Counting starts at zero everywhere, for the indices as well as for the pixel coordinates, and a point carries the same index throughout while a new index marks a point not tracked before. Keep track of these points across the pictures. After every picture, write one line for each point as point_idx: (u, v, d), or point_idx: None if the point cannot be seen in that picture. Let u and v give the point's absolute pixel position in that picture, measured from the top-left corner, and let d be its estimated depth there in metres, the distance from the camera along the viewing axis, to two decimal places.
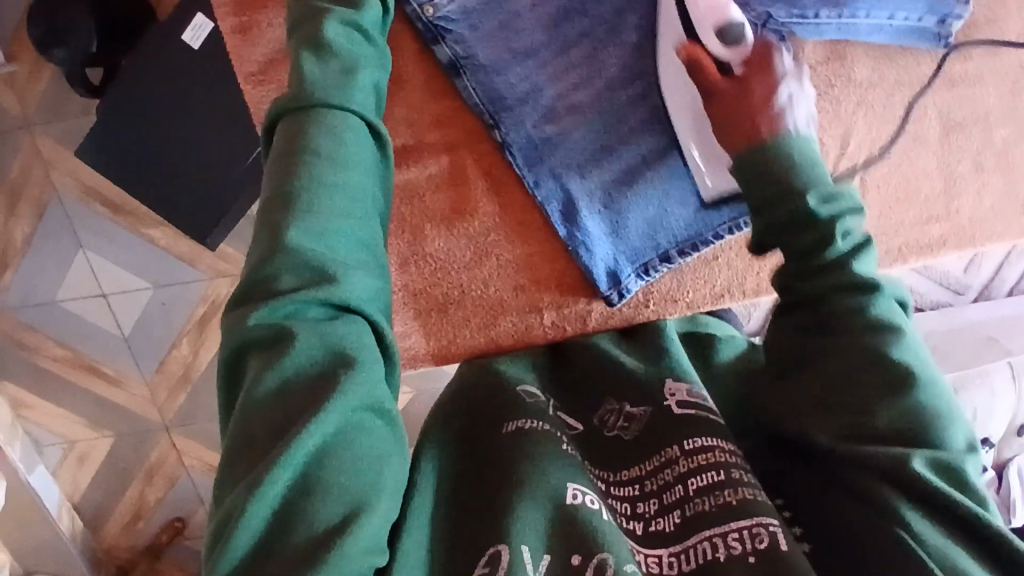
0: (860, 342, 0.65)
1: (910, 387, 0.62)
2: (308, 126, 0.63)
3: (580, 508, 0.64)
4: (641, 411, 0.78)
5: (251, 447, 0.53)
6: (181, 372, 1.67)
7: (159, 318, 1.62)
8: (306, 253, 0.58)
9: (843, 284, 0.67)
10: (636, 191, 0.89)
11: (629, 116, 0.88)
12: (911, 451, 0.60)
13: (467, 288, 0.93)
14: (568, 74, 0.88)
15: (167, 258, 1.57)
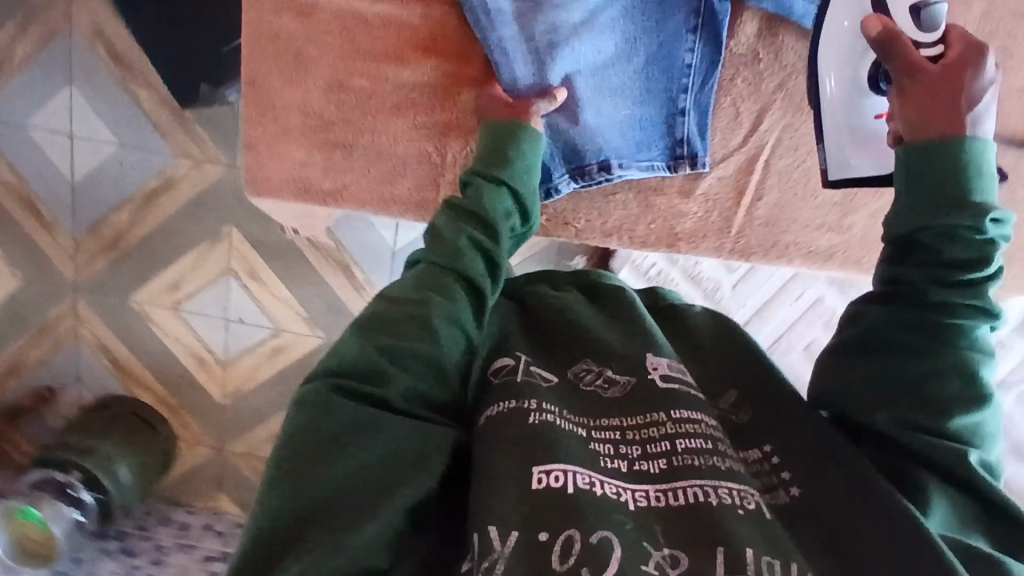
0: (960, 347, 0.57)
1: (983, 398, 0.57)
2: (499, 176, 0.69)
3: (563, 483, 0.52)
4: (624, 378, 0.63)
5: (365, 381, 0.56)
6: (112, 238, 1.64)
7: (112, 178, 1.60)
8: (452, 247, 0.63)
9: (960, 283, 0.58)
10: (586, 90, 0.86)
11: (589, 17, 0.81)
12: (953, 413, 0.57)
13: (374, 138, 0.83)
14: None
15: (143, 123, 1.56)
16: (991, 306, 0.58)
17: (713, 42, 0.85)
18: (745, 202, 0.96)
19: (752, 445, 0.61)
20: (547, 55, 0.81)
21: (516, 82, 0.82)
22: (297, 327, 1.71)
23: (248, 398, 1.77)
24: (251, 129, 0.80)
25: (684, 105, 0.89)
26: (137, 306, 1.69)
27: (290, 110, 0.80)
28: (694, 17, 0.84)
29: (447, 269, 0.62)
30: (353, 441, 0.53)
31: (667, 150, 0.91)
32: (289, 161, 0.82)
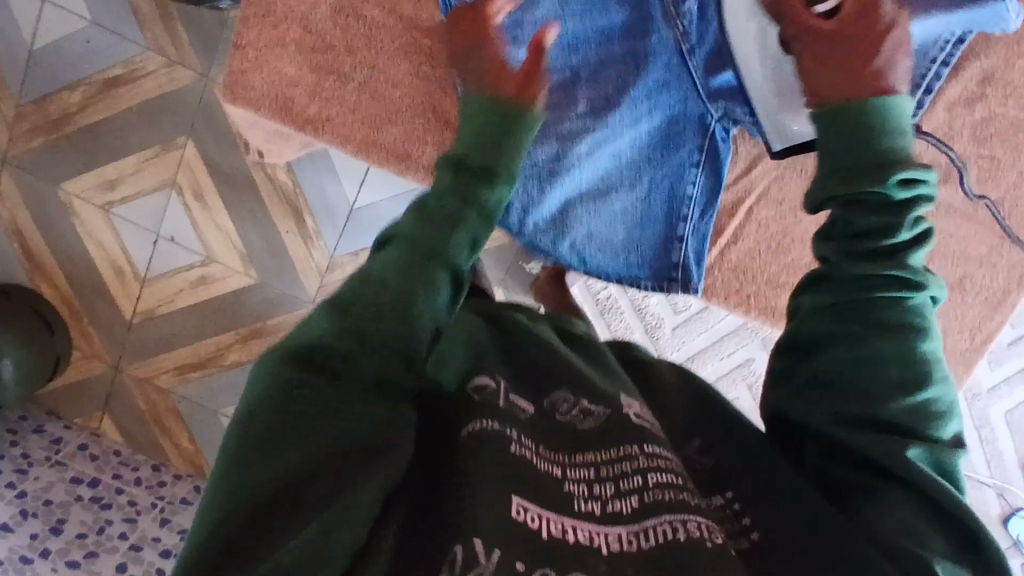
0: (888, 340, 0.51)
1: (915, 397, 0.50)
2: (484, 175, 0.57)
3: (539, 526, 0.41)
4: (601, 410, 0.51)
5: (319, 407, 0.43)
6: (56, 118, 1.51)
7: (73, 54, 1.48)
8: (421, 226, 0.52)
9: (893, 263, 0.51)
10: (584, 219, 0.82)
11: (625, 126, 0.78)
12: (888, 403, 0.50)
13: (373, 76, 0.75)
14: (596, 49, 0.76)
15: (123, 7, 1.46)
16: (917, 277, 0.51)
17: (716, 175, 0.80)
18: (719, 245, 0.83)
19: (718, 491, 0.53)
20: (545, 185, 0.79)
21: (511, 210, 0.80)
22: (231, 263, 1.62)
23: (160, 323, 1.66)
24: (245, 28, 0.73)
25: (682, 233, 0.81)
26: (66, 195, 1.56)
27: (291, 21, 0.73)
28: (699, 152, 0.79)
29: (430, 249, 0.51)
30: (336, 425, 0.43)
31: (656, 276, 0.83)
32: (278, 72, 0.74)
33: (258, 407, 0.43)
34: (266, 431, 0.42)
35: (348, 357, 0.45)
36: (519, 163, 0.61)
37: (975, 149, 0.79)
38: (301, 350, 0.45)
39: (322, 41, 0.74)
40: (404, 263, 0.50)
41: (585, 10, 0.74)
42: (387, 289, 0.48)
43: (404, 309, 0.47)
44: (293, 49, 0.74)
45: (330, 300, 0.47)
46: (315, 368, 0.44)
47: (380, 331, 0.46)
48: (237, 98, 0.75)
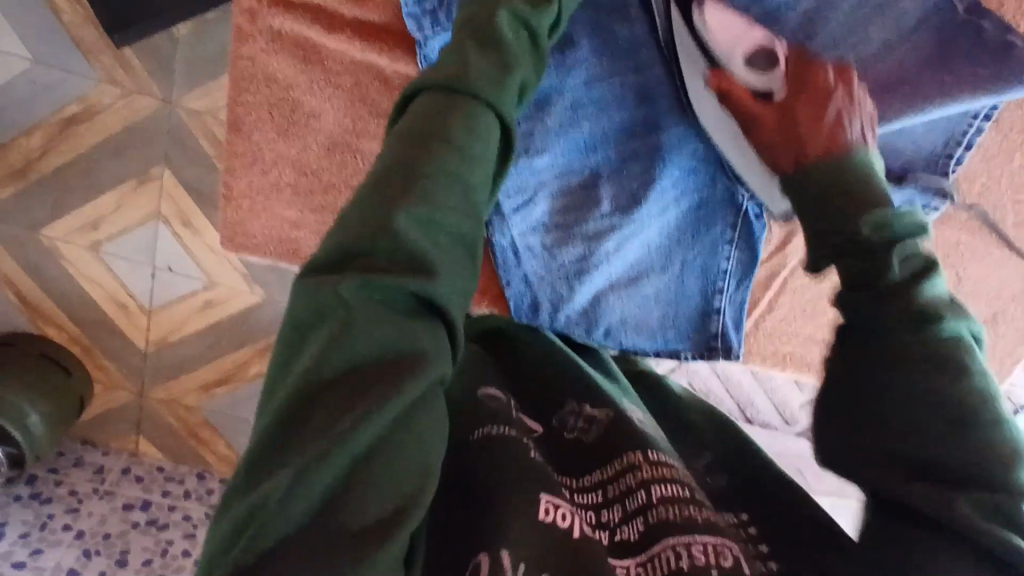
0: (922, 365, 0.43)
1: (962, 419, 0.42)
2: (464, 118, 0.49)
3: (569, 523, 0.48)
4: (604, 412, 0.59)
5: (355, 465, 0.41)
6: (20, 164, 1.42)
7: (18, 95, 1.36)
8: (401, 245, 0.45)
9: (903, 307, 0.44)
10: (618, 307, 0.76)
11: (656, 211, 0.71)
12: (945, 455, 0.42)
13: None
14: (623, 138, 0.68)
15: (61, 38, 1.32)
16: (936, 313, 0.44)
17: (751, 252, 0.75)
18: (754, 315, 0.81)
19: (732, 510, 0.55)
20: (575, 281, 0.74)
21: (541, 310, 0.74)
22: (233, 283, 1.56)
23: (176, 348, 1.62)
24: (233, 177, 0.67)
25: (719, 305, 0.77)
26: (47, 240, 1.50)
27: (283, 164, 0.67)
28: (731, 230, 0.74)
29: (408, 262, 0.45)
30: (357, 482, 0.41)
31: (697, 347, 0.80)
32: (278, 216, 0.69)
33: (291, 424, 0.42)
34: (299, 442, 0.41)
35: (353, 399, 0.41)
36: (506, 85, 0.52)
37: (1012, 197, 0.77)
38: (328, 284, 0.44)
39: (320, 180, 0.68)
40: (381, 291, 0.44)
41: (600, 110, 0.67)
42: (388, 320, 0.44)
43: (408, 342, 0.44)
44: (289, 192, 0.68)
45: (309, 299, 0.44)
46: (317, 407, 0.42)
47: (392, 378, 0.42)
48: (240, 245, 0.71)
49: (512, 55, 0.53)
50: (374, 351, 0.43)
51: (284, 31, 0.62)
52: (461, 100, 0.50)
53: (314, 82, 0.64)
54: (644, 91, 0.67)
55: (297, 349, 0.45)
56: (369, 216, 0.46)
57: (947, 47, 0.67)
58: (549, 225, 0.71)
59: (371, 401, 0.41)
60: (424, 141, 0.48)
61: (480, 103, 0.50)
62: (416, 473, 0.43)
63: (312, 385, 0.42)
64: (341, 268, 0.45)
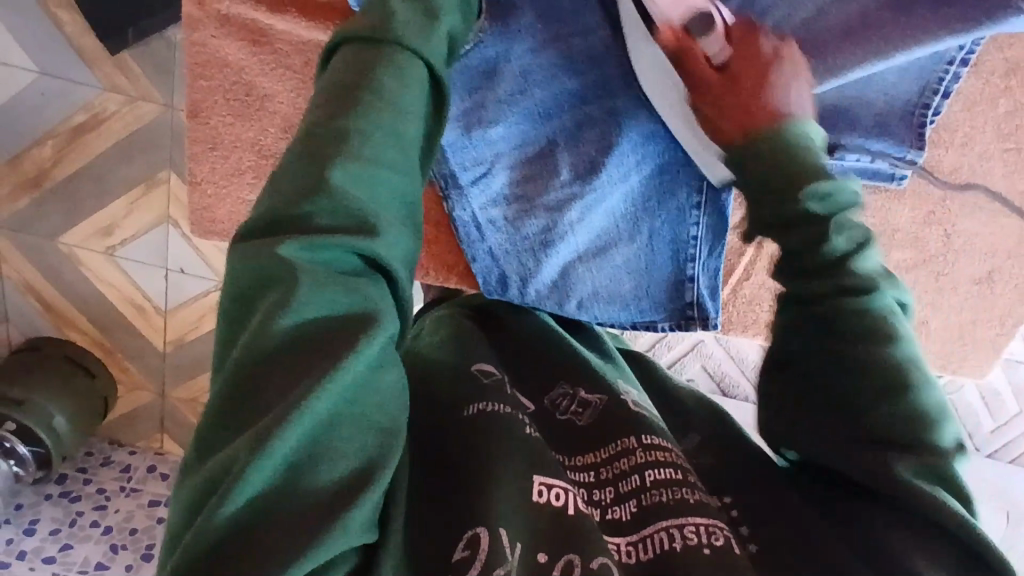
0: (841, 341, 0.47)
1: (881, 367, 0.46)
2: (386, 66, 0.45)
3: (564, 503, 0.46)
4: (599, 398, 0.55)
5: (314, 438, 0.37)
6: (35, 173, 1.48)
7: (29, 106, 1.41)
8: (338, 202, 0.41)
9: (837, 285, 0.48)
10: (585, 279, 0.75)
11: (616, 178, 0.70)
12: (871, 412, 0.46)
13: None
14: (577, 106, 0.68)
15: (64, 48, 1.36)
16: (863, 288, 0.47)
17: (720, 217, 0.73)
18: (730, 282, 0.80)
19: (722, 493, 0.52)
20: (540, 254, 0.73)
21: (509, 284, 0.74)
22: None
23: (191, 347, 1.65)
24: (198, 163, 0.70)
25: (692, 273, 0.75)
26: (65, 246, 1.55)
27: (242, 148, 0.69)
28: (698, 194, 0.72)
29: (351, 222, 0.41)
30: (317, 454, 0.37)
31: (672, 318, 0.77)
32: (247, 201, 0.71)
33: (240, 401, 0.38)
34: (252, 419, 0.37)
35: (303, 366, 0.37)
36: (431, 34, 0.48)
37: (999, 145, 0.74)
38: (267, 245, 0.40)
39: (280, 162, 0.69)
40: (325, 253, 0.40)
41: (549, 79, 0.66)
42: (333, 281, 0.40)
43: (359, 303, 0.40)
44: (251, 176, 0.70)
45: (250, 267, 0.40)
46: (267, 380, 0.37)
47: (342, 339, 0.38)
48: (210, 230, 0.73)
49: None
50: (326, 315, 0.39)
51: (231, 15, 0.62)
52: (385, 49, 0.46)
53: (264, 65, 0.65)
54: (594, 56, 0.66)
55: (241, 325, 0.40)
56: (305, 179, 0.42)
57: None
58: (508, 197, 0.71)
59: (323, 365, 0.37)
60: (348, 93, 0.44)
61: (406, 53, 0.46)
62: (380, 440, 0.39)
63: (259, 357, 0.38)
64: (280, 231, 0.41)
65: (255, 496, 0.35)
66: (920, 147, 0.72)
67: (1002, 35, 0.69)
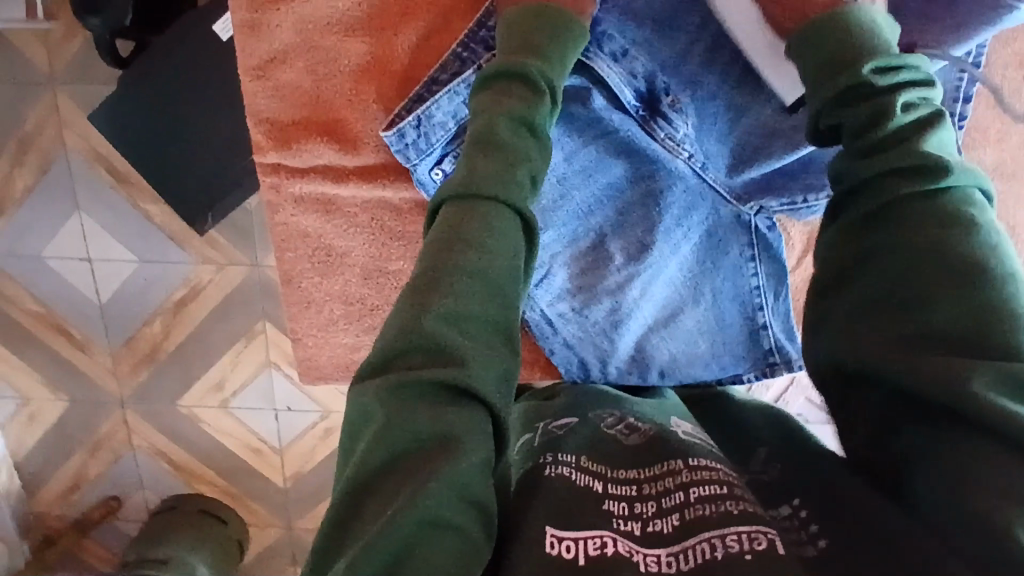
0: (918, 225, 0.45)
1: (959, 262, 0.43)
2: (479, 221, 0.48)
3: (574, 554, 0.43)
4: (648, 428, 0.57)
5: (396, 566, 0.38)
6: (148, 349, 1.65)
7: (136, 292, 1.59)
8: (428, 343, 0.43)
9: (908, 155, 0.46)
10: (662, 349, 0.78)
11: (667, 250, 0.75)
12: (936, 310, 0.43)
13: None
14: (616, 197, 0.74)
15: (157, 236, 1.53)
16: (941, 162, 0.46)
17: (777, 263, 0.75)
18: (805, 322, 0.82)
19: (786, 501, 0.48)
20: (612, 334, 0.78)
21: (590, 369, 0.79)
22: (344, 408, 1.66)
23: (309, 479, 1.74)
24: (296, 321, 0.79)
25: (764, 321, 0.76)
26: (184, 408, 1.70)
27: (332, 301, 0.78)
28: (750, 248, 0.75)
29: (436, 356, 0.43)
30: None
31: (755, 367, 0.78)
32: (344, 344, 0.80)
33: (338, 529, 0.40)
34: (348, 539, 0.40)
35: (392, 491, 0.40)
36: (512, 177, 0.51)
37: None
38: (373, 373, 0.44)
39: (366, 306, 0.78)
40: (412, 388, 0.42)
41: (586, 177, 0.73)
42: (421, 411, 0.41)
43: (443, 429, 0.41)
44: (344, 323, 0.79)
45: (357, 406, 0.43)
46: (365, 507, 0.40)
47: (424, 468, 0.40)
48: (317, 376, 0.82)
49: (518, 151, 0.52)
50: (413, 441, 0.41)
51: (304, 194, 0.73)
52: (481, 205, 0.49)
53: (339, 228, 0.74)
54: (627, 148, 0.72)
55: (345, 455, 0.44)
56: (399, 323, 0.45)
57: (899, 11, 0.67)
58: (572, 290, 0.77)
59: (405, 490, 0.39)
60: (447, 245, 0.47)
61: (495, 201, 0.49)
62: (461, 551, 0.40)
63: (354, 485, 0.41)
64: (380, 369, 0.44)
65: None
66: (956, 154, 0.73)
67: (1005, 32, 0.72)
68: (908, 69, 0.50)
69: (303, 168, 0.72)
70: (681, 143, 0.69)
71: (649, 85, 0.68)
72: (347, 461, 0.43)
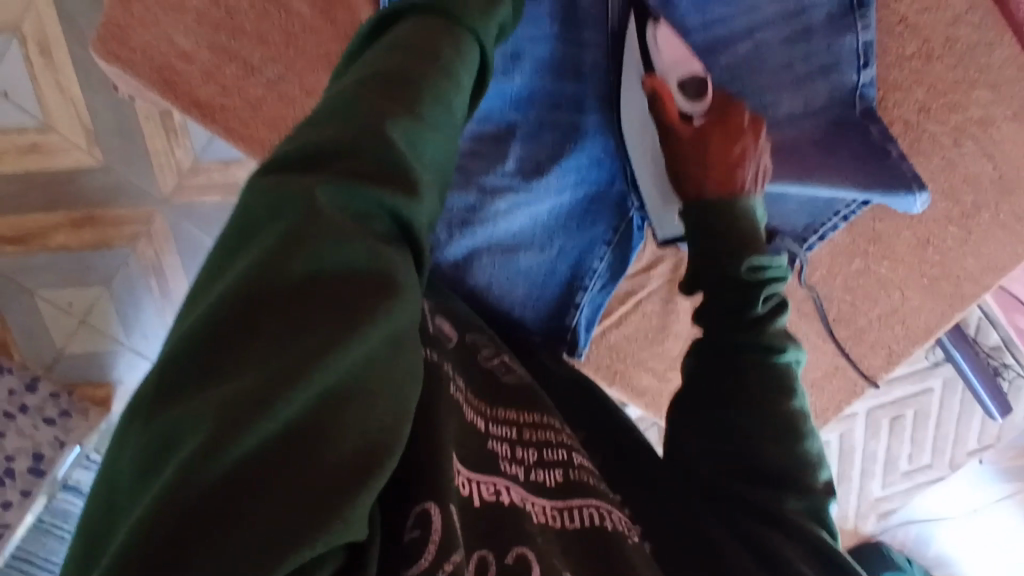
0: (759, 397, 0.52)
1: (789, 423, 0.52)
2: (452, 50, 0.41)
3: (471, 494, 0.37)
4: (524, 375, 0.55)
5: (313, 414, 0.29)
6: None
7: None
8: (383, 155, 0.35)
9: (768, 339, 0.54)
10: (492, 273, 0.74)
11: (560, 193, 0.74)
12: (768, 461, 0.51)
13: (282, 74, 0.66)
14: (545, 114, 0.70)
15: None
16: (782, 347, 0.54)
17: (621, 259, 0.79)
18: (603, 323, 0.85)
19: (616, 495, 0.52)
20: (460, 231, 0.72)
21: None
22: (72, 136, 1.13)
23: None
24: None
25: (580, 300, 0.79)
26: None
27: None
28: (612, 233, 0.78)
29: (387, 181, 0.35)
30: (317, 437, 0.28)
31: (545, 335, 0.79)
32: (174, 42, 0.63)
33: (207, 358, 0.29)
34: (228, 374, 0.28)
35: (302, 328, 0.29)
36: (491, 15, 0.45)
37: (841, 294, 0.88)
38: (304, 165, 0.34)
39: (231, 22, 0.64)
40: (356, 209, 0.34)
41: (537, 69, 0.67)
42: (360, 236, 0.33)
43: (381, 268, 0.33)
44: (192, 20, 0.63)
45: (254, 209, 0.33)
46: (255, 326, 0.29)
47: (356, 306, 0.31)
48: (111, 52, 0.63)
49: (462, 9, 0.43)
50: (340, 272, 0.32)
51: None
52: (454, 29, 0.42)
53: None
54: (576, 68, 0.68)
55: (225, 253, 0.32)
56: (340, 136, 0.35)
57: (835, 135, 0.73)
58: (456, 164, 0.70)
59: (327, 329, 0.30)
60: (415, 58, 0.39)
61: (469, 36, 0.43)
62: (384, 418, 0.31)
63: (250, 301, 0.30)
64: (299, 170, 0.34)
65: (221, 476, 0.26)
66: (787, 270, 0.83)
67: (878, 209, 0.83)
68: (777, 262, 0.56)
69: None
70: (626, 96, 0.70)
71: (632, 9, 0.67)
72: (222, 279, 0.31)
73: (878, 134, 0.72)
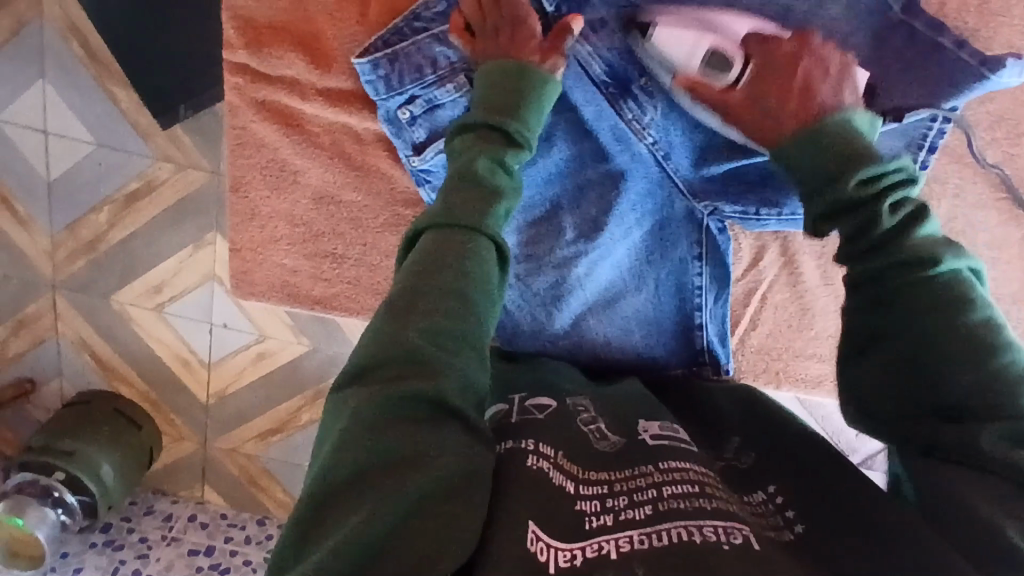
0: (913, 296, 0.48)
1: (961, 326, 0.47)
2: (461, 249, 0.49)
3: (547, 557, 0.40)
4: (619, 436, 0.55)
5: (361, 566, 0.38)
6: (90, 238, 1.28)
7: (90, 179, 1.23)
8: (409, 355, 0.45)
9: (905, 254, 0.49)
10: (599, 331, 0.75)
11: (631, 249, 0.77)
12: (944, 371, 0.47)
13: (366, 250, 0.77)
14: (580, 179, 0.75)
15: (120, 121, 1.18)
16: (936, 255, 0.48)
17: (722, 266, 0.75)
18: (738, 332, 0.83)
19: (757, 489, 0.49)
20: (553, 307, 0.75)
21: (522, 334, 0.75)
22: (283, 335, 1.33)
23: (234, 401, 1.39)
24: (235, 231, 0.77)
25: (701, 321, 0.74)
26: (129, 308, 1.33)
27: (278, 219, 0.76)
28: (697, 245, 0.76)
29: (416, 369, 0.44)
30: None
31: (684, 366, 0.74)
32: (281, 263, 0.78)
33: (299, 536, 0.40)
34: (312, 547, 0.39)
35: (353, 503, 0.40)
36: (495, 210, 0.53)
37: (992, 195, 0.77)
38: (356, 376, 0.45)
39: (310, 230, 0.77)
40: (391, 403, 0.43)
41: (546, 149, 0.74)
42: (395, 427, 0.42)
43: (412, 445, 0.42)
44: (286, 242, 0.77)
45: (331, 419, 0.45)
46: (325, 511, 0.40)
47: (389, 478, 0.41)
48: (245, 292, 0.80)
49: (465, 215, 0.51)
50: (380, 452, 0.41)
51: (268, 102, 0.72)
52: (463, 232, 0.50)
53: (295, 145, 0.73)
54: (581, 127, 0.74)
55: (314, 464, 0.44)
56: (376, 343, 0.46)
57: (882, 46, 0.67)
58: (520, 255, 0.76)
59: (370, 500, 0.40)
60: (426, 266, 0.48)
61: (476, 231, 0.51)
62: (424, 553, 0.38)
63: (323, 493, 0.41)
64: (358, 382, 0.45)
65: None
66: None
67: (982, 92, 0.74)
68: (893, 166, 0.52)
69: (270, 77, 0.71)
70: (646, 129, 0.71)
71: (623, 63, 0.70)
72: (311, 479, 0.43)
73: (925, 27, 0.66)
